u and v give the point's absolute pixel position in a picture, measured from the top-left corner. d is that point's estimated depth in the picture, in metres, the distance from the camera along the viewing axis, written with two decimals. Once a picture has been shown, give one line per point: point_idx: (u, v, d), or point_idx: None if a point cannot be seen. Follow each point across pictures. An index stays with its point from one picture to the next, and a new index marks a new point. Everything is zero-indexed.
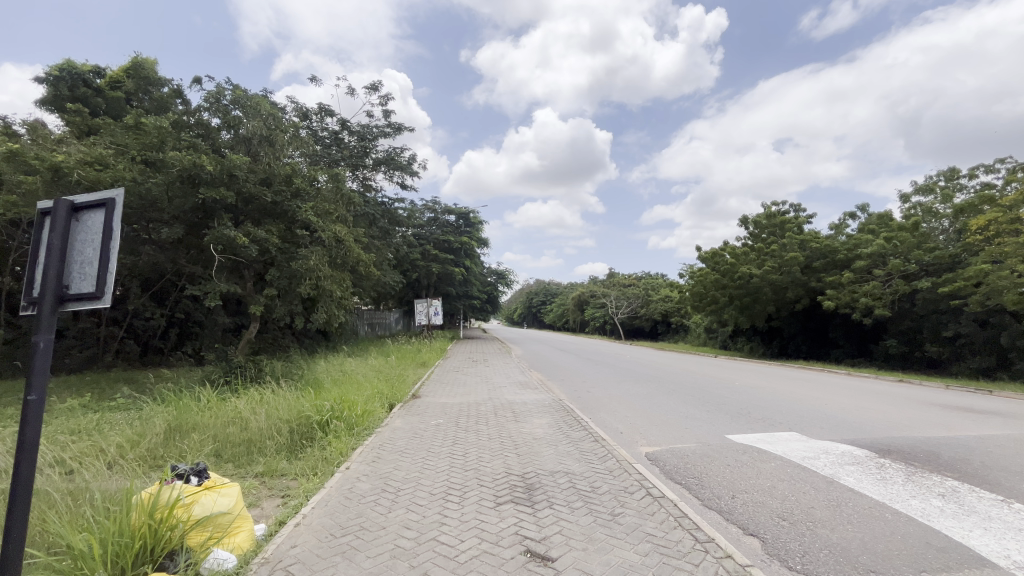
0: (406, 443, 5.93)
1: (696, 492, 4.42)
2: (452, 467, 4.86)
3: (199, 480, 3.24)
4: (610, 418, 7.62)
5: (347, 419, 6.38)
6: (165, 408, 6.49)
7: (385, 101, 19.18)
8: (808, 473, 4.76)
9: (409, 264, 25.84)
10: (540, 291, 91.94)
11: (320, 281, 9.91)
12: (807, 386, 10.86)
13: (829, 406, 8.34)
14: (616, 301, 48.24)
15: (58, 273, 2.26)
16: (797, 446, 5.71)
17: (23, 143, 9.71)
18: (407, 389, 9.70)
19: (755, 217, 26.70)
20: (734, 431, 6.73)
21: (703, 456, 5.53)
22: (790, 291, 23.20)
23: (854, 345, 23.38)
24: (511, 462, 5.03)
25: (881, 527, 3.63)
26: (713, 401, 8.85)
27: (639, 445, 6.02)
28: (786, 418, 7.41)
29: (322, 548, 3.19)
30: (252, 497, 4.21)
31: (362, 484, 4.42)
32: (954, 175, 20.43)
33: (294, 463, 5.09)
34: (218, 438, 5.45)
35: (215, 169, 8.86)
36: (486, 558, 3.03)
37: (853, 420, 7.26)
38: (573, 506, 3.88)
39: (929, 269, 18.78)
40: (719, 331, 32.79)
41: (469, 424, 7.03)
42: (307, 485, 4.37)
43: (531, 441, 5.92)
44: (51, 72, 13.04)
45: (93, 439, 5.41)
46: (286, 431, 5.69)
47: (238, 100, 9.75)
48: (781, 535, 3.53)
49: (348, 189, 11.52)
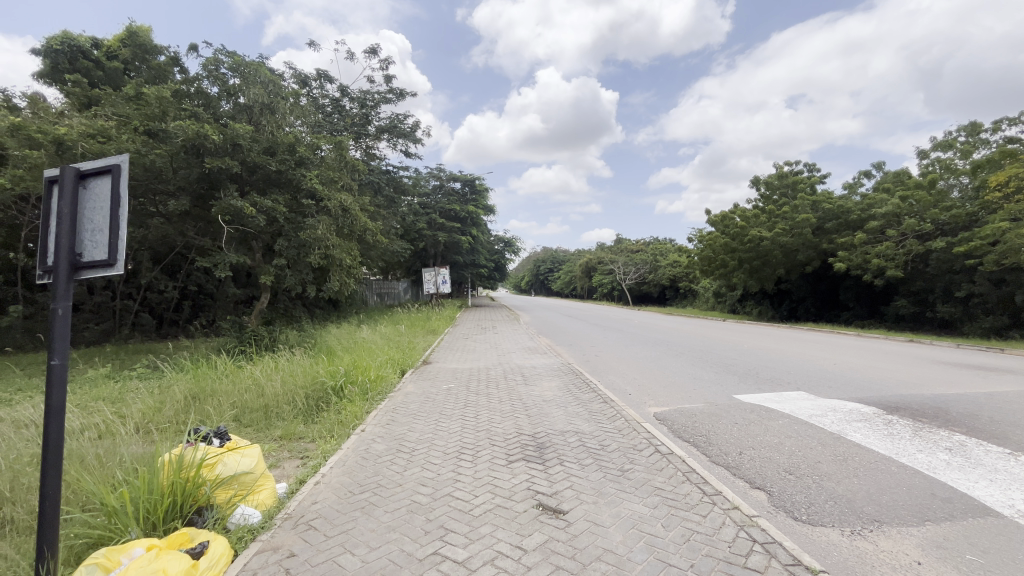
0: (418, 406, 6.04)
1: (705, 449, 4.51)
2: (464, 429, 4.98)
3: (221, 441, 3.34)
4: (619, 381, 7.70)
5: (362, 384, 6.53)
6: (184, 376, 6.67)
7: (385, 65, 18.81)
8: (815, 430, 4.81)
9: (416, 233, 25.95)
10: (548, 258, 91.76)
11: (330, 250, 9.90)
12: (816, 347, 10.90)
13: (838, 366, 8.36)
14: (624, 268, 48.06)
15: (71, 240, 2.34)
16: (805, 405, 5.76)
17: (25, 118, 9.60)
18: (418, 355, 9.84)
19: (767, 178, 26.35)
20: (741, 390, 6.82)
21: (711, 415, 5.61)
22: (801, 253, 23.01)
23: (864, 307, 23.37)
24: (522, 423, 5.15)
25: (887, 479, 3.70)
26: (722, 362, 8.91)
27: (647, 406, 6.13)
28: (795, 379, 7.45)
29: (342, 504, 3.33)
30: (273, 459, 4.41)
31: (377, 445, 4.55)
32: (976, 130, 19.78)
33: (311, 426, 5.27)
34: (237, 403, 5.65)
35: (219, 138, 8.71)
36: (500, 512, 3.13)
37: (862, 379, 7.28)
38: (583, 463, 3.98)
39: (944, 228, 18.50)
40: (728, 295, 32.75)
41: (479, 387, 7.17)
42: (325, 447, 4.55)
43: (541, 403, 6.04)
44: (49, 44, 12.79)
45: (118, 406, 5.61)
46: (301, 396, 5.88)
47: (237, 68, 9.54)
48: (787, 488, 3.62)
49: (351, 157, 11.38)
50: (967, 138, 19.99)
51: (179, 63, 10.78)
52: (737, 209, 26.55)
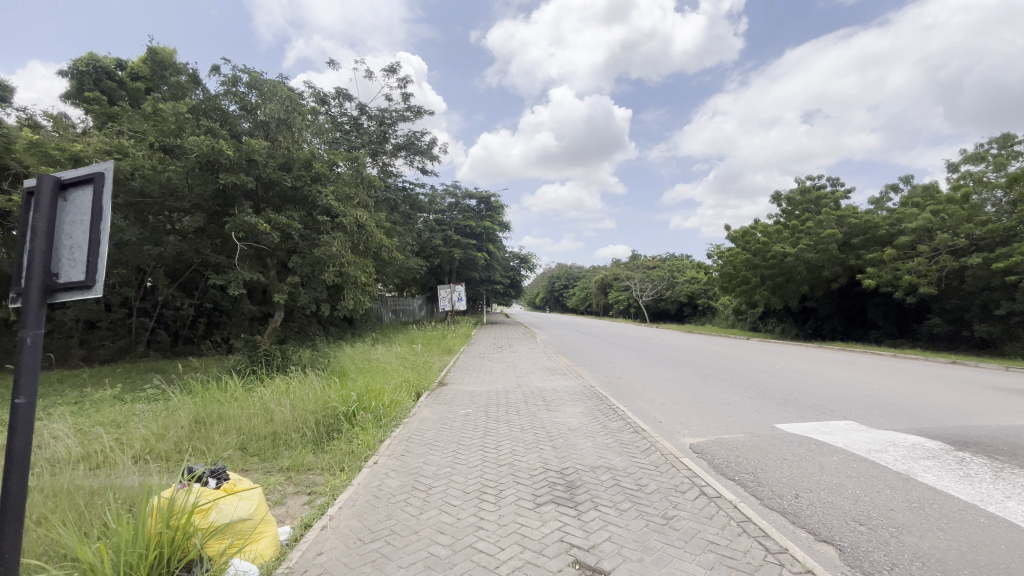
0: (435, 435, 5.64)
1: (754, 490, 4.02)
2: (484, 462, 4.57)
3: (218, 482, 2.99)
4: (647, 407, 7.22)
5: (375, 410, 6.14)
6: (191, 399, 6.37)
7: (403, 83, 18.91)
8: (878, 469, 4.28)
9: (431, 249, 25.86)
10: (563, 274, 91.40)
11: (344, 267, 9.63)
12: (855, 369, 10.23)
13: (885, 392, 7.74)
14: (640, 284, 47.39)
15: (45, 259, 2.04)
16: (859, 437, 5.22)
17: (46, 136, 9.63)
18: (433, 376, 9.45)
19: (788, 193, 25.85)
20: (783, 419, 6.29)
21: (755, 449, 5.10)
22: (827, 269, 22.27)
23: (894, 325, 22.44)
24: (548, 457, 4.71)
25: (979, 534, 3.17)
26: (756, 387, 8.35)
27: (682, 436, 5.66)
28: (840, 406, 6.89)
29: (350, 556, 2.93)
30: (277, 495, 4.06)
31: (391, 481, 4.15)
32: (1009, 143, 19.03)
33: (320, 456, 4.91)
34: (243, 430, 5.31)
35: (234, 154, 8.57)
36: (531, 571, 2.71)
37: (916, 407, 6.68)
38: (621, 507, 3.52)
39: (979, 244, 17.68)
40: (749, 312, 31.93)
41: (499, 413, 6.72)
42: (333, 482, 4.18)
43: (567, 433, 5.58)
44: (75, 65, 13.02)
45: (120, 431, 5.32)
46: (312, 423, 5.52)
47: (255, 85, 9.47)
48: (860, 543, 3.12)
49: (367, 172, 11.20)
50: (999, 150, 19.23)
51: (197, 81, 10.82)
52: (758, 225, 25.97)
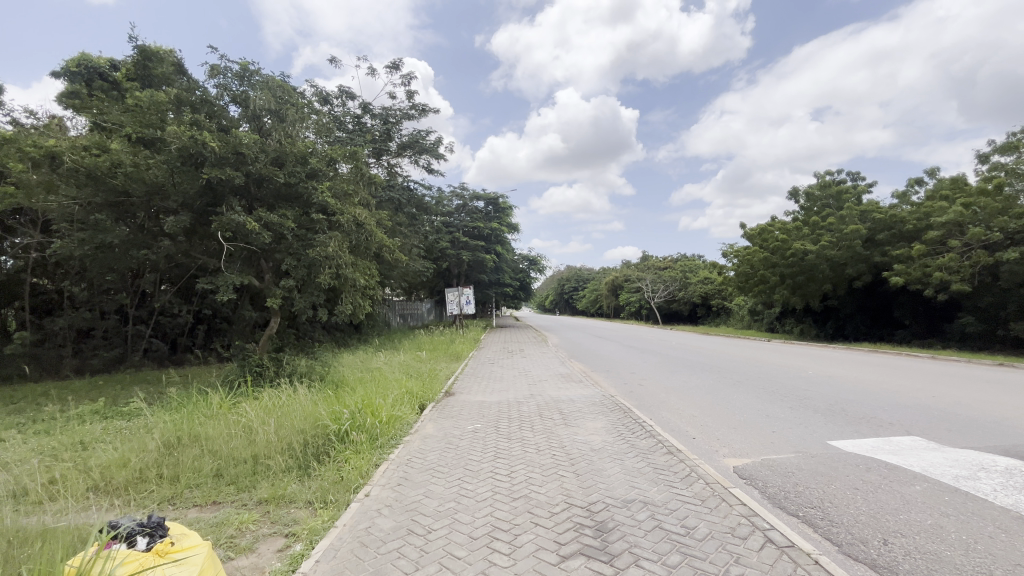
0: (438, 457, 4.92)
1: (828, 533, 3.25)
2: (495, 495, 3.84)
3: (149, 544, 2.29)
4: (677, 420, 6.45)
5: (372, 428, 5.42)
6: (169, 417, 5.73)
7: (408, 81, 18.35)
8: (976, 503, 3.50)
9: (439, 252, 25.24)
10: (572, 276, 90.51)
11: (342, 269, 8.96)
12: (900, 374, 9.33)
13: (945, 401, 6.85)
14: (652, 285, 46.43)
15: None
16: (938, 459, 4.41)
17: (28, 134, 9.14)
18: (439, 386, 8.73)
19: (807, 189, 24.92)
20: (836, 435, 5.48)
21: (814, 472, 4.32)
22: (850, 267, 21.31)
23: (923, 324, 21.41)
24: (570, 487, 3.97)
25: None
26: (796, 396, 7.52)
27: (722, 457, 4.88)
28: (898, 418, 6.05)
29: None
30: (246, 538, 3.36)
31: (383, 522, 3.44)
32: None
33: (305, 485, 4.23)
34: (220, 454, 4.65)
35: (220, 146, 7.95)
36: None
37: (988, 420, 5.81)
38: (669, 561, 2.78)
39: (1015, 238, 16.68)
40: (766, 313, 30.91)
41: (511, 429, 5.98)
42: (314, 521, 3.49)
43: (590, 454, 4.83)
44: (68, 66, 12.67)
45: (81, 457, 4.69)
46: (299, 445, 4.84)
47: (245, 76, 8.90)
48: None
49: (368, 169, 10.55)
50: None
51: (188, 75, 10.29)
52: (776, 222, 25.05)
